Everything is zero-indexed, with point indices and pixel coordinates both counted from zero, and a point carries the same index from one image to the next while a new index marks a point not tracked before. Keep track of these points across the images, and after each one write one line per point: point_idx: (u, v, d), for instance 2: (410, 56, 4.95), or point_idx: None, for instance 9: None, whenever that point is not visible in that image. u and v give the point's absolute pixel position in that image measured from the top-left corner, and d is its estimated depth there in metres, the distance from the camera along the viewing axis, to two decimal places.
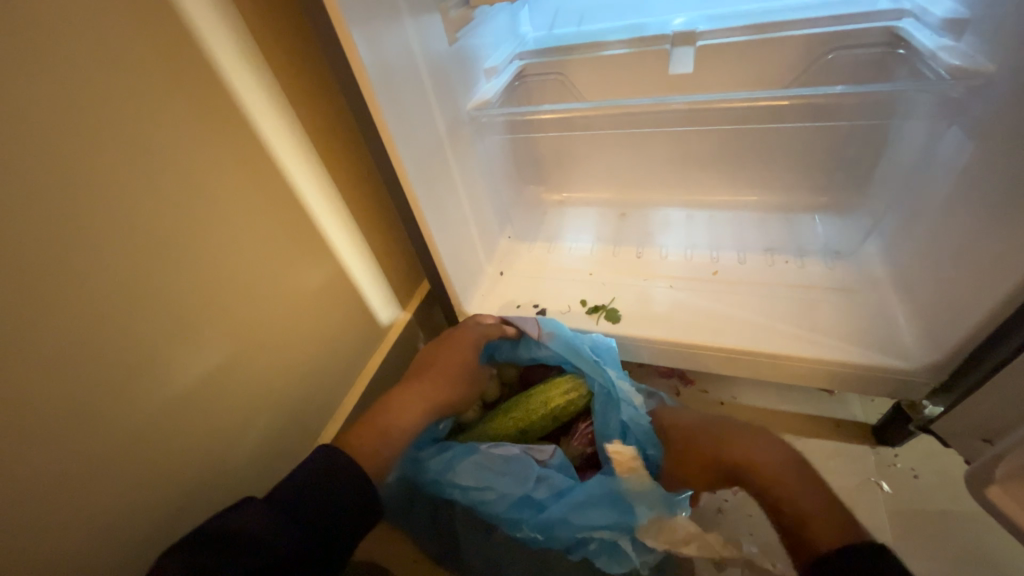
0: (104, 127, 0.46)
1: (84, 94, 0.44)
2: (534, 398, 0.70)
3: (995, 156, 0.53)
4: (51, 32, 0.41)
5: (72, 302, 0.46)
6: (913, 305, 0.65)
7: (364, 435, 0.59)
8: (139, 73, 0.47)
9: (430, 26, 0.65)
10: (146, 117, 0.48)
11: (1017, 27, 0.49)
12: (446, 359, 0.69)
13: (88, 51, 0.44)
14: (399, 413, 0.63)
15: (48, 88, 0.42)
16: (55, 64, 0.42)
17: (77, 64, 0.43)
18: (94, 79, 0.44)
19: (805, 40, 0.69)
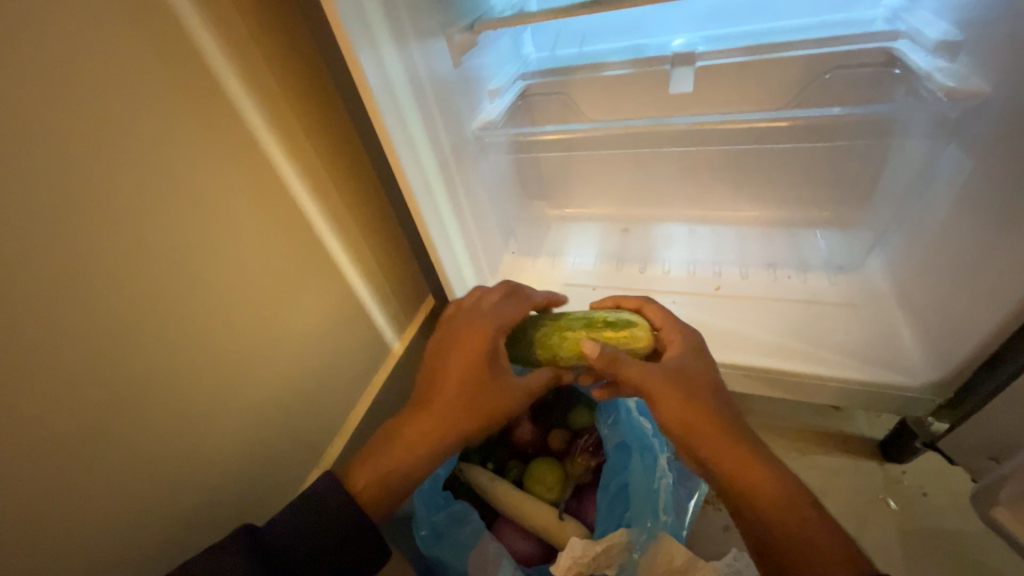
0: (110, 149, 0.46)
1: (86, 116, 0.44)
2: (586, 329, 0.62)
3: (995, 174, 0.53)
4: (66, 63, 0.42)
5: (90, 326, 0.47)
6: (916, 318, 0.66)
7: (367, 470, 0.57)
8: (156, 103, 0.49)
9: (434, 49, 0.66)
10: (161, 144, 0.50)
11: (1011, 45, 0.50)
12: (482, 374, 0.61)
13: (106, 83, 0.45)
14: (430, 447, 0.59)
15: (66, 119, 0.43)
16: (59, 87, 0.42)
17: (79, 86, 0.43)
18: (110, 109, 0.46)
19: (803, 60, 0.69)
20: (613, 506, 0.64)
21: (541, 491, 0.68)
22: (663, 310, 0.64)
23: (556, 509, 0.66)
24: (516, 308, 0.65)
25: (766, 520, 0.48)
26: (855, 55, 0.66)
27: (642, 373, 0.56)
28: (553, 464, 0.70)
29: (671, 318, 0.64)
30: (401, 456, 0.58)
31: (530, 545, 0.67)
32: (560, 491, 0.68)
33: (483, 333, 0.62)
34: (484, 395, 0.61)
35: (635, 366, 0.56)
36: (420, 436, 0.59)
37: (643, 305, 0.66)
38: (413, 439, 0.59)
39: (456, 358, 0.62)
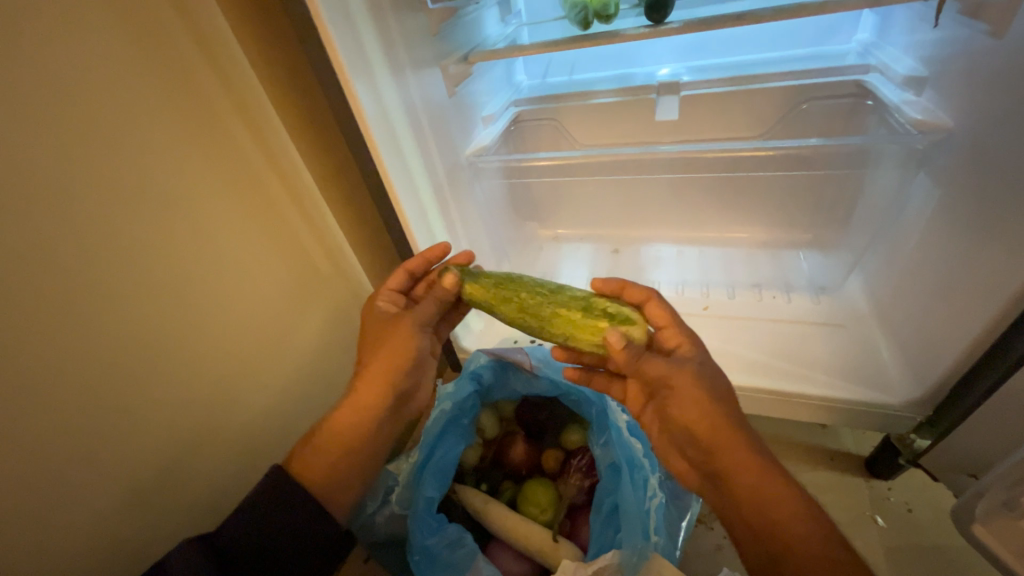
0: (107, 179, 0.48)
1: (91, 148, 0.46)
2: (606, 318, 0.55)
3: (959, 200, 0.57)
4: (73, 98, 0.44)
5: (89, 350, 0.48)
6: (894, 337, 0.68)
7: (309, 461, 0.56)
8: (157, 134, 0.52)
9: (429, 79, 0.69)
10: (159, 173, 0.52)
11: (968, 85, 0.53)
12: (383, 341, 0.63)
13: (109, 118, 0.47)
14: (356, 418, 0.60)
15: (72, 150, 0.45)
16: (61, 120, 0.44)
17: (81, 118, 0.45)
18: (113, 140, 0.48)
19: (779, 92, 0.73)
20: (606, 525, 0.64)
21: (536, 513, 0.68)
22: (667, 307, 0.58)
23: (550, 531, 0.66)
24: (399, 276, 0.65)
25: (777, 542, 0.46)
26: (828, 87, 0.69)
27: (672, 371, 0.52)
28: (547, 485, 0.71)
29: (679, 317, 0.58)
30: (334, 440, 0.58)
31: (524, 567, 0.67)
32: (554, 512, 0.68)
33: (378, 307, 0.65)
34: (384, 348, 0.62)
35: (660, 361, 0.53)
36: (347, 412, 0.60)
37: (648, 298, 0.59)
38: (344, 417, 0.60)
39: (361, 338, 0.64)
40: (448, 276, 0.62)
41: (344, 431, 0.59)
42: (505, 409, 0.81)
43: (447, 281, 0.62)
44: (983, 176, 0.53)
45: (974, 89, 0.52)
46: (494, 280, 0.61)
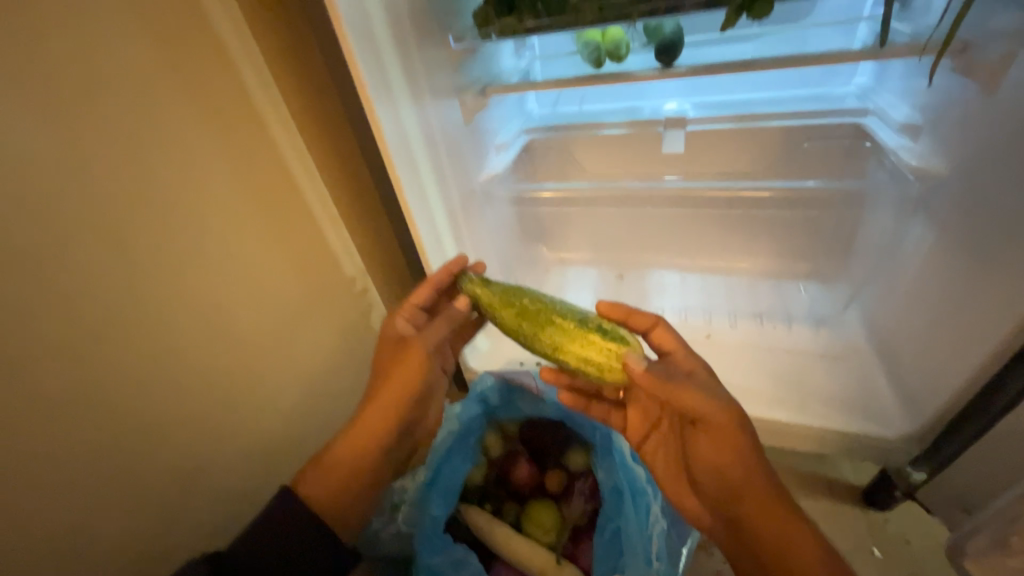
0: (139, 202, 0.51)
1: (124, 174, 0.49)
2: (612, 341, 0.55)
3: (951, 242, 0.59)
4: (110, 129, 0.48)
5: (114, 364, 0.50)
6: (893, 371, 0.70)
7: (321, 483, 0.58)
8: (185, 160, 0.55)
9: (447, 108, 0.72)
10: (184, 196, 0.55)
11: (959, 136, 0.56)
12: (397, 367, 0.64)
13: (142, 145, 0.51)
14: (370, 443, 0.62)
15: (107, 177, 0.48)
16: (100, 149, 0.47)
17: (117, 146, 0.49)
18: (144, 167, 0.51)
19: (782, 131, 0.74)
20: (608, 550, 0.66)
21: (540, 535, 0.70)
22: (674, 334, 0.57)
23: (553, 554, 0.67)
24: (420, 294, 0.65)
25: (776, 563, 0.51)
26: (829, 127, 0.71)
27: (714, 408, 0.50)
28: (550, 508, 0.72)
29: (686, 344, 0.57)
30: (348, 462, 0.61)
31: None
32: (557, 534, 0.70)
33: (395, 329, 0.65)
34: (398, 368, 0.64)
35: (688, 393, 0.51)
36: (362, 433, 0.62)
37: (654, 325, 0.58)
38: (357, 436, 0.62)
39: (377, 354, 0.67)
40: (462, 300, 0.63)
41: (360, 455, 0.62)
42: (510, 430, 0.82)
43: (460, 306, 0.63)
44: (975, 222, 0.55)
45: (963, 141, 0.55)
46: (496, 285, 0.61)
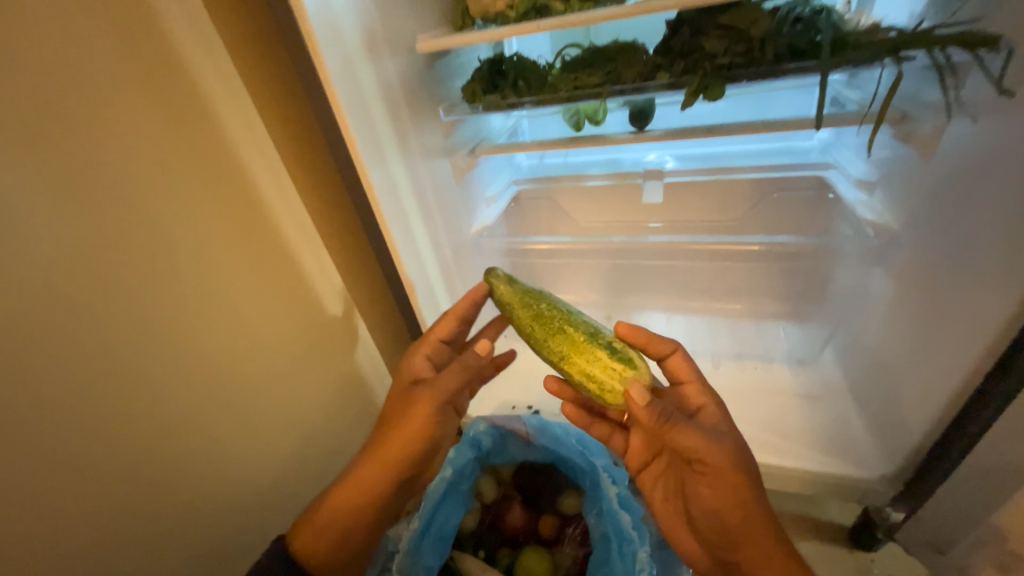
0: (151, 270, 0.54)
1: (140, 247, 0.53)
2: (619, 362, 0.53)
3: (905, 290, 0.64)
4: (129, 207, 0.52)
5: (119, 425, 0.53)
6: (869, 411, 0.73)
7: (313, 533, 0.61)
8: (197, 229, 0.59)
9: (438, 168, 0.77)
10: (194, 262, 0.59)
11: (906, 196, 0.60)
12: (400, 413, 0.63)
13: (159, 219, 0.54)
14: (370, 490, 0.63)
15: (123, 250, 0.51)
16: (118, 225, 0.51)
17: (135, 222, 0.52)
18: (159, 238, 0.55)
19: (752, 183, 0.79)
20: None
21: None
22: (690, 363, 0.58)
23: None
24: (440, 330, 0.69)
25: None
26: (795, 180, 0.76)
27: (713, 450, 0.51)
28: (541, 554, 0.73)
29: (700, 372, 0.59)
30: (349, 507, 0.63)
31: None
32: None
33: (407, 371, 0.67)
34: (404, 417, 0.62)
35: (694, 437, 0.51)
36: (361, 482, 0.63)
37: (673, 352, 0.58)
38: (357, 484, 0.63)
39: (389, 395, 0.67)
40: (484, 344, 0.63)
41: (357, 501, 0.63)
42: (504, 473, 0.84)
43: (483, 348, 0.63)
44: (925, 273, 0.60)
45: (908, 200, 0.60)
46: (518, 284, 0.61)
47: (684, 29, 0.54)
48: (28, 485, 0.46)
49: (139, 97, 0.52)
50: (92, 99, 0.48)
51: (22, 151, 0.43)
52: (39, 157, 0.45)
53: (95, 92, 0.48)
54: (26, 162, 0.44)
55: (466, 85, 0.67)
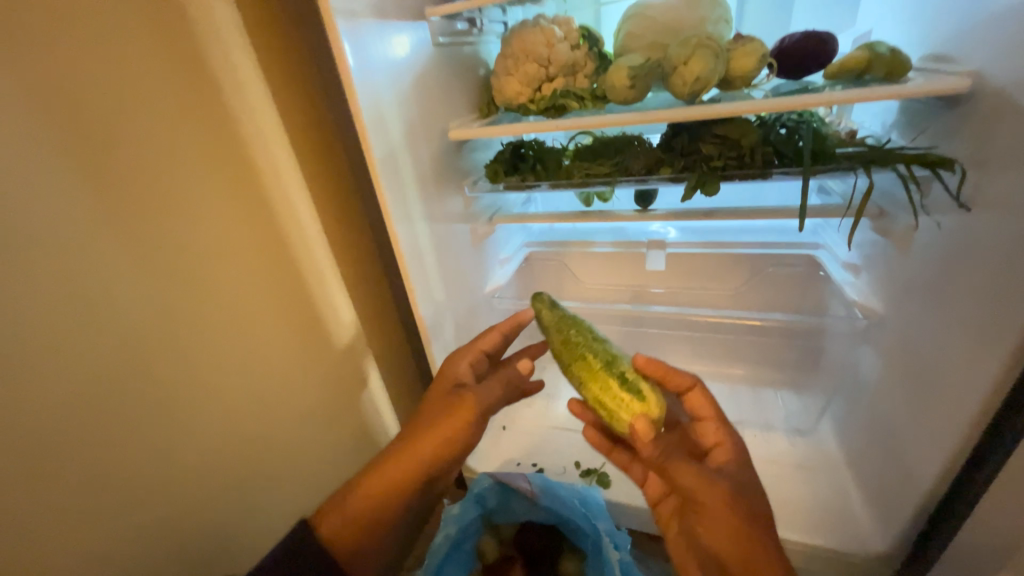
0: (190, 322, 0.60)
1: (182, 302, 0.58)
2: (630, 394, 0.56)
3: (887, 367, 0.68)
4: (182, 265, 0.58)
5: (141, 466, 0.56)
6: (860, 483, 0.75)
7: (336, 519, 0.61)
8: (238, 286, 0.65)
9: (458, 234, 0.84)
10: (231, 314, 0.65)
11: (885, 282, 0.67)
12: (436, 411, 0.65)
13: (204, 277, 0.61)
14: (390, 491, 0.63)
15: (168, 304, 0.57)
16: (169, 281, 0.57)
17: (183, 279, 0.58)
18: (203, 293, 0.61)
19: (749, 257, 0.86)
20: None
21: None
22: (711, 400, 0.59)
23: None
24: (487, 338, 0.71)
25: None
26: (787, 257, 0.83)
27: (704, 484, 0.52)
28: None
29: (720, 411, 0.59)
30: (367, 504, 0.62)
31: None
32: None
33: (449, 374, 0.69)
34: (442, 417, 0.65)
35: (693, 474, 0.53)
36: (384, 478, 0.63)
37: (691, 388, 0.58)
38: (382, 476, 0.63)
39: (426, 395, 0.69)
40: (524, 364, 0.70)
41: (376, 501, 0.63)
42: (505, 531, 0.86)
43: (522, 366, 0.70)
44: (901, 354, 0.65)
45: (887, 286, 0.66)
46: (553, 303, 0.64)
47: (683, 134, 0.62)
48: (59, 523, 0.49)
49: (206, 173, 0.60)
50: (164, 176, 0.55)
51: (102, 219, 0.50)
52: (115, 225, 0.51)
53: (171, 170, 0.56)
54: (108, 232, 0.51)
55: (488, 165, 0.75)
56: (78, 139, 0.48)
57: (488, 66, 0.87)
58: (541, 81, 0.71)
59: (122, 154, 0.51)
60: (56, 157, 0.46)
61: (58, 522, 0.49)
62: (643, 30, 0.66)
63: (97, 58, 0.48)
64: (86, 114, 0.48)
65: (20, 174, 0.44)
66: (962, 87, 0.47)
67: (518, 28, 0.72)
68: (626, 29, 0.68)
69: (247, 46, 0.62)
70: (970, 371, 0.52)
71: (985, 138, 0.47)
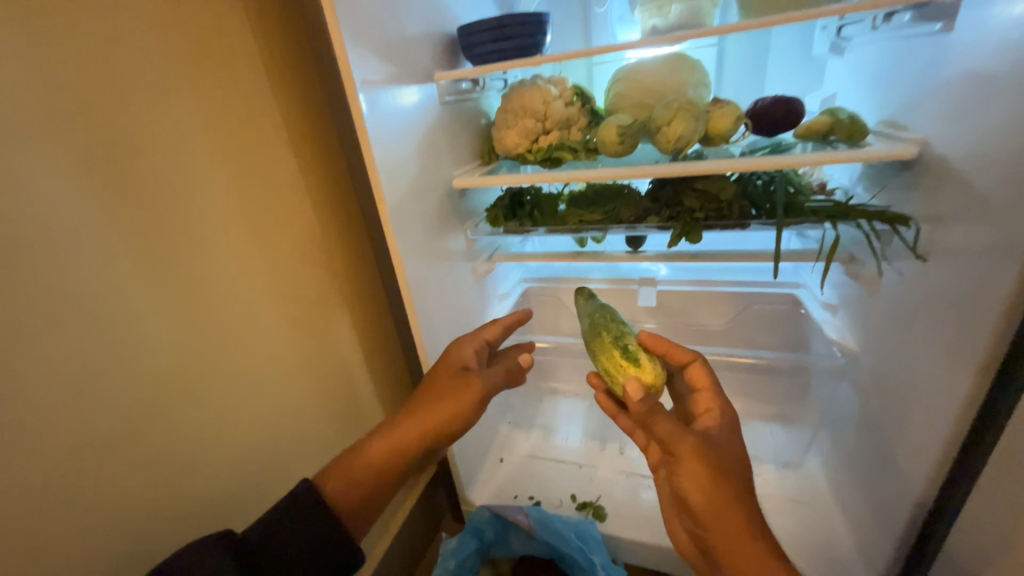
0: (206, 356, 0.63)
1: (199, 337, 0.62)
2: (627, 361, 0.63)
3: (864, 401, 0.72)
4: (201, 302, 0.61)
5: (153, 497, 0.58)
6: (848, 517, 0.77)
7: (337, 477, 0.61)
8: (250, 321, 0.68)
9: (460, 272, 0.89)
10: (245, 348, 0.68)
11: (858, 322, 0.72)
12: (443, 381, 0.68)
13: (220, 312, 0.64)
14: (395, 454, 0.64)
15: (187, 339, 0.60)
16: (190, 317, 0.60)
17: (202, 315, 0.62)
18: (219, 329, 0.64)
19: (734, 295, 0.91)
20: None
21: None
22: (709, 373, 0.60)
23: None
24: (491, 329, 0.75)
25: None
26: (769, 296, 0.89)
27: (676, 436, 0.50)
28: None
29: (718, 385, 0.59)
30: (371, 464, 0.63)
31: None
32: None
33: (456, 353, 0.71)
34: (449, 390, 0.67)
35: (668, 424, 0.51)
36: (390, 440, 0.64)
37: (692, 361, 0.61)
38: (387, 439, 0.65)
39: (431, 370, 0.70)
40: (524, 358, 0.75)
41: (379, 463, 0.63)
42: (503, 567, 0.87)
43: (522, 361, 0.75)
44: (874, 389, 0.69)
45: (862, 325, 0.71)
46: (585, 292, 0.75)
47: (667, 188, 0.69)
48: (73, 556, 0.51)
49: (226, 216, 0.64)
50: (190, 220, 0.59)
51: (134, 260, 0.54)
52: (145, 265, 0.55)
53: (200, 221, 0.61)
54: (136, 271, 0.54)
55: (488, 210, 0.80)
56: (121, 197, 0.52)
57: (489, 117, 0.95)
58: (539, 134, 0.77)
59: (159, 208, 0.56)
60: (97, 206, 0.50)
61: (75, 558, 0.51)
62: (632, 90, 0.73)
63: (143, 125, 0.54)
64: (130, 174, 0.53)
65: (67, 225, 0.48)
66: (911, 153, 0.53)
67: (518, 87, 0.78)
68: (615, 89, 0.75)
69: (270, 102, 0.68)
70: (936, 406, 0.55)
71: (935, 199, 0.53)
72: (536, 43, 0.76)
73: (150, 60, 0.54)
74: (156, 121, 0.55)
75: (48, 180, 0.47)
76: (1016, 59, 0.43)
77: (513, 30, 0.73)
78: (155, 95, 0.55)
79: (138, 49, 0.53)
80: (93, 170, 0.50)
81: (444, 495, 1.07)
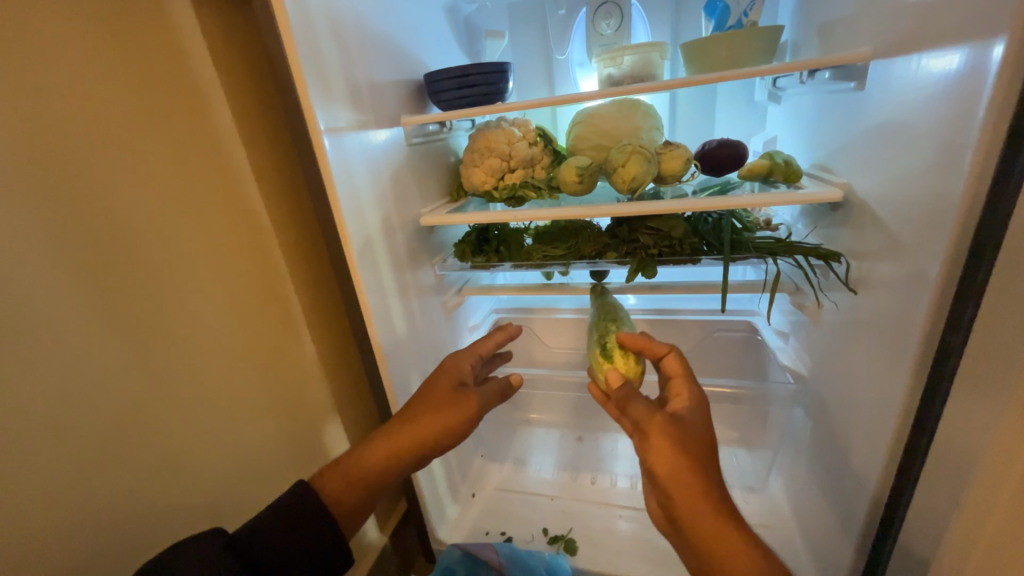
0: (163, 394, 0.61)
1: (157, 374, 0.60)
2: (605, 359, 0.71)
3: (816, 422, 0.76)
4: (158, 338, 0.60)
5: (99, 544, 0.55)
6: (807, 537, 0.80)
7: (335, 476, 0.61)
8: (211, 357, 0.67)
9: (430, 305, 0.90)
10: (204, 386, 0.66)
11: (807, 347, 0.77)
12: (440, 388, 0.67)
13: (179, 349, 0.63)
14: (390, 461, 0.63)
15: (143, 376, 0.59)
16: (147, 354, 0.59)
17: (159, 351, 0.60)
18: (178, 365, 0.63)
19: (696, 323, 0.96)
20: None
21: None
22: (683, 362, 0.62)
23: None
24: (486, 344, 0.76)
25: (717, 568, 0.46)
26: (728, 324, 0.94)
27: (647, 413, 0.54)
28: None
29: (690, 371, 0.61)
30: (368, 467, 0.62)
31: None
32: None
33: (453, 365, 0.71)
34: (446, 397, 0.66)
35: (641, 406, 0.56)
36: (386, 443, 0.63)
37: (666, 353, 0.63)
38: (383, 443, 0.63)
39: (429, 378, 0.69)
40: (513, 377, 0.73)
41: (375, 467, 0.62)
42: None
43: (512, 379, 0.73)
44: (824, 410, 0.73)
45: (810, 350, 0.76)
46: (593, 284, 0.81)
47: (624, 226, 0.73)
48: None
49: (189, 251, 0.64)
50: (151, 255, 0.59)
51: (90, 296, 0.53)
52: (102, 301, 0.54)
53: (164, 263, 0.60)
54: (93, 307, 0.53)
55: (456, 245, 0.82)
56: (81, 240, 0.52)
57: (457, 155, 0.99)
58: (504, 172, 0.81)
59: (120, 250, 0.56)
60: (55, 241, 0.50)
61: None
62: (590, 133, 0.78)
63: (106, 169, 0.54)
64: (93, 218, 0.53)
65: (21, 261, 0.47)
66: (836, 197, 0.59)
67: (484, 129, 0.82)
68: (575, 131, 0.80)
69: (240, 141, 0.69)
70: (873, 424, 0.59)
71: (861, 237, 0.59)
72: (499, 90, 0.81)
73: (116, 105, 0.55)
74: (119, 160, 0.56)
75: (6, 226, 0.46)
76: (916, 119, 0.49)
77: (478, 78, 0.77)
78: (119, 140, 0.55)
79: (102, 95, 0.54)
80: (54, 216, 0.50)
81: (415, 533, 1.04)
